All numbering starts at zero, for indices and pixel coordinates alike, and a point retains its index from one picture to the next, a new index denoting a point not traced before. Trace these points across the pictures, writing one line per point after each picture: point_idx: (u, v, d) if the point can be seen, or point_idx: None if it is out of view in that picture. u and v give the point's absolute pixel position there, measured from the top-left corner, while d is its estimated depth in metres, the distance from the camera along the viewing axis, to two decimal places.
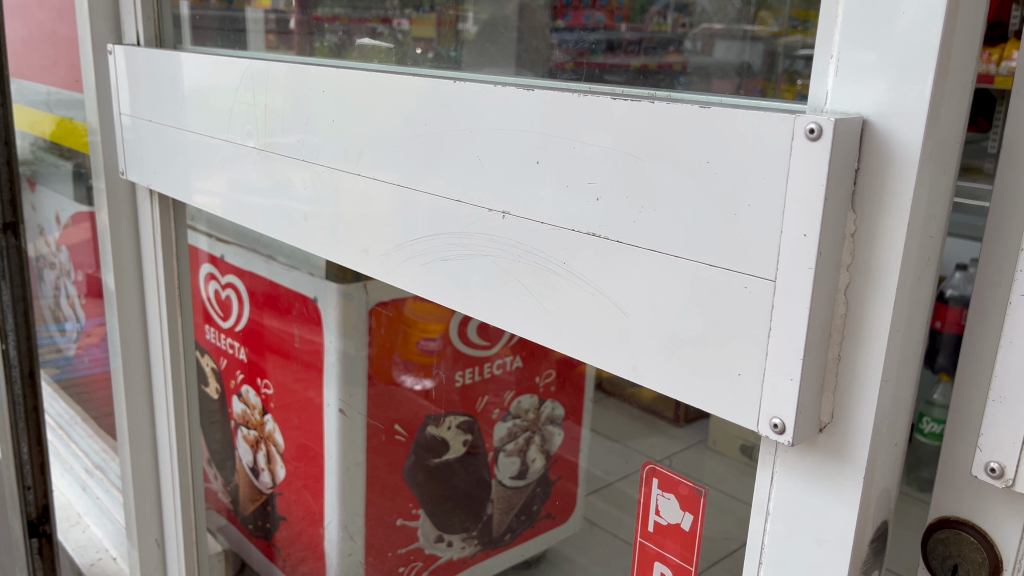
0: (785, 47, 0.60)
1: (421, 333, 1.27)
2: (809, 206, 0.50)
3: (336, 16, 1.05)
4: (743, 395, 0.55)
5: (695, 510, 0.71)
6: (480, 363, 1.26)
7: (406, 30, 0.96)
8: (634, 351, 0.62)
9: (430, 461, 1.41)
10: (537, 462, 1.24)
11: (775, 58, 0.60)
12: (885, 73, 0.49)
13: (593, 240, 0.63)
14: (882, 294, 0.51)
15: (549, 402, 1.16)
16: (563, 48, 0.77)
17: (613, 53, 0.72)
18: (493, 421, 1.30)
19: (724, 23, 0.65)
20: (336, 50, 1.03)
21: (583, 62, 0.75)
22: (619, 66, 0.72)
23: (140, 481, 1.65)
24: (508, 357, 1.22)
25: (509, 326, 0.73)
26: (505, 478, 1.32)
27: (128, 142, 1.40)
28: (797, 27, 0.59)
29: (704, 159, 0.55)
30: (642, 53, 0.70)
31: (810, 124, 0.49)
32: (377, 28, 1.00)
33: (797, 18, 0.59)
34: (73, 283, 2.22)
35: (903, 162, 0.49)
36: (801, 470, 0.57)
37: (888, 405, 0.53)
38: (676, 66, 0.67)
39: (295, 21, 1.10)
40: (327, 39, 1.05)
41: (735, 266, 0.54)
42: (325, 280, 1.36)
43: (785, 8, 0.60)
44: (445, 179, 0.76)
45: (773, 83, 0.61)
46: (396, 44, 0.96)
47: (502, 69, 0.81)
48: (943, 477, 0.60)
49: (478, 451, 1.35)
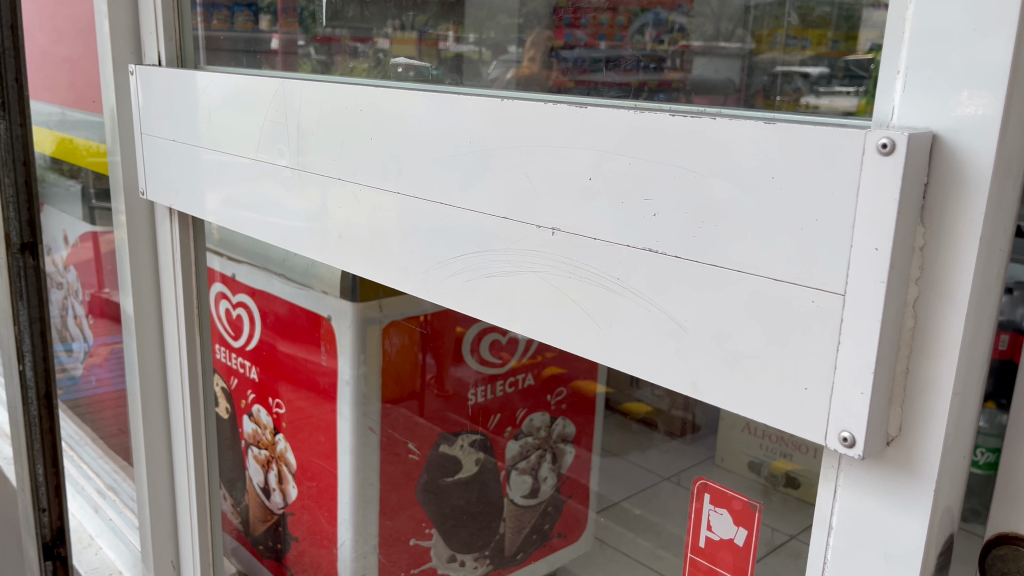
0: (786, 65, 0.60)
1: (427, 353, 1.29)
2: (881, 220, 0.50)
3: (342, 36, 1.06)
4: (809, 409, 0.55)
5: (749, 524, 0.71)
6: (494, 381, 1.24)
7: (388, 48, 1.00)
8: (693, 366, 0.62)
9: (442, 481, 1.41)
10: (550, 480, 1.27)
11: (775, 77, 0.61)
12: (957, 89, 0.50)
13: (650, 255, 0.63)
14: (953, 309, 0.51)
15: (561, 420, 1.21)
16: (565, 67, 0.78)
17: (613, 71, 0.73)
18: (504, 441, 1.29)
19: (703, 40, 0.67)
20: (320, 68, 1.07)
21: (585, 80, 0.76)
22: (622, 85, 0.71)
23: (156, 502, 1.63)
24: (522, 374, 1.22)
25: (558, 343, 0.72)
26: (516, 496, 1.34)
27: (148, 163, 1.40)
28: (796, 46, 0.60)
29: (768, 173, 0.55)
30: (640, 72, 0.71)
31: (883, 138, 0.49)
32: (359, 46, 1.04)
33: (795, 36, 0.60)
34: (81, 302, 2.21)
35: (971, 175, 0.49)
36: (867, 483, 0.56)
37: (956, 420, 0.53)
38: (675, 84, 0.67)
39: (278, 42, 1.15)
40: (309, 57, 1.10)
41: (802, 280, 0.54)
42: (340, 300, 1.34)
43: (782, 27, 0.61)
44: (490, 196, 0.75)
45: (774, 101, 0.61)
46: (377, 63, 1.01)
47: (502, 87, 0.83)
48: (1001, 493, 0.59)
49: (489, 470, 1.34)
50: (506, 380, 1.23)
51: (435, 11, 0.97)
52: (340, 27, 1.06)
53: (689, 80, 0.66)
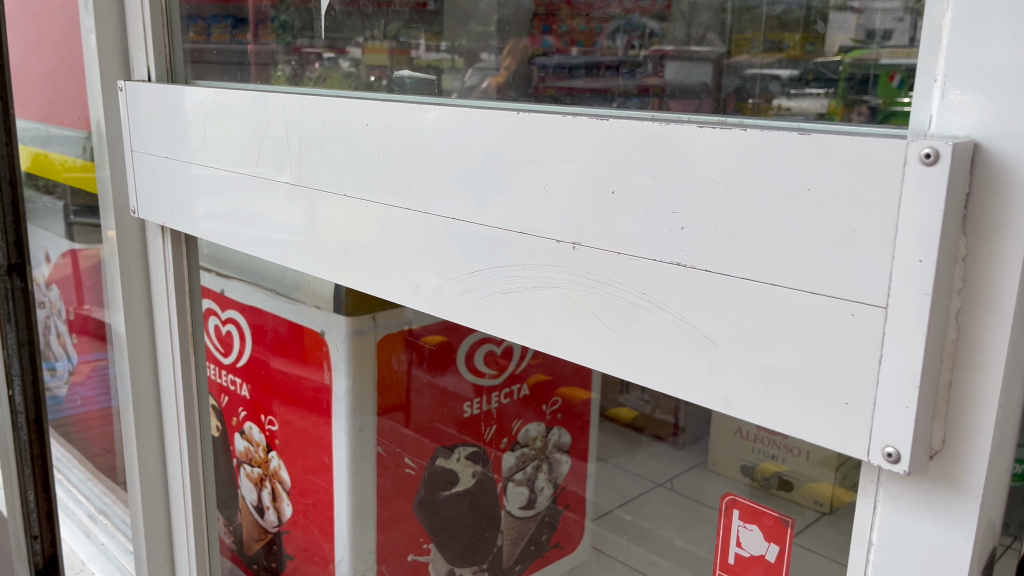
0: (759, 67, 0.65)
1: (414, 363, 1.27)
2: (926, 231, 0.49)
3: (318, 46, 1.07)
4: (851, 424, 0.54)
5: (780, 541, 0.70)
6: (486, 393, 1.25)
7: (360, 57, 1.00)
8: (725, 382, 0.60)
9: (441, 494, 1.39)
10: (547, 490, 1.29)
11: (747, 80, 0.65)
12: (1000, 97, 0.49)
13: (678, 270, 0.62)
14: (998, 321, 0.50)
15: (557, 430, 1.23)
16: (544, 74, 0.81)
17: (593, 79, 0.77)
18: (499, 454, 1.28)
19: (675, 45, 0.73)
20: (292, 79, 1.09)
21: (565, 87, 0.79)
22: (601, 90, 0.75)
23: (152, 527, 1.59)
24: (516, 386, 1.23)
25: (580, 359, 0.71)
26: (513, 508, 1.32)
27: (139, 179, 1.37)
28: (773, 48, 0.65)
29: (804, 185, 0.54)
30: (620, 78, 0.76)
31: (926, 149, 0.48)
32: (330, 56, 1.04)
33: (772, 41, 0.66)
34: (64, 321, 2.17)
35: (1013, 185, 0.48)
36: (909, 498, 0.55)
37: (1001, 433, 0.52)
38: (653, 89, 0.71)
39: (251, 53, 1.17)
40: (282, 69, 1.11)
41: (841, 293, 0.53)
42: (332, 314, 1.31)
43: (758, 33, 0.67)
44: (506, 211, 0.74)
45: (751, 105, 0.64)
46: (350, 73, 1.01)
47: (482, 96, 0.83)
48: None
49: (486, 483, 1.32)
50: (499, 392, 1.24)
51: (404, 19, 0.97)
52: (316, 40, 1.07)
53: (666, 85, 0.70)
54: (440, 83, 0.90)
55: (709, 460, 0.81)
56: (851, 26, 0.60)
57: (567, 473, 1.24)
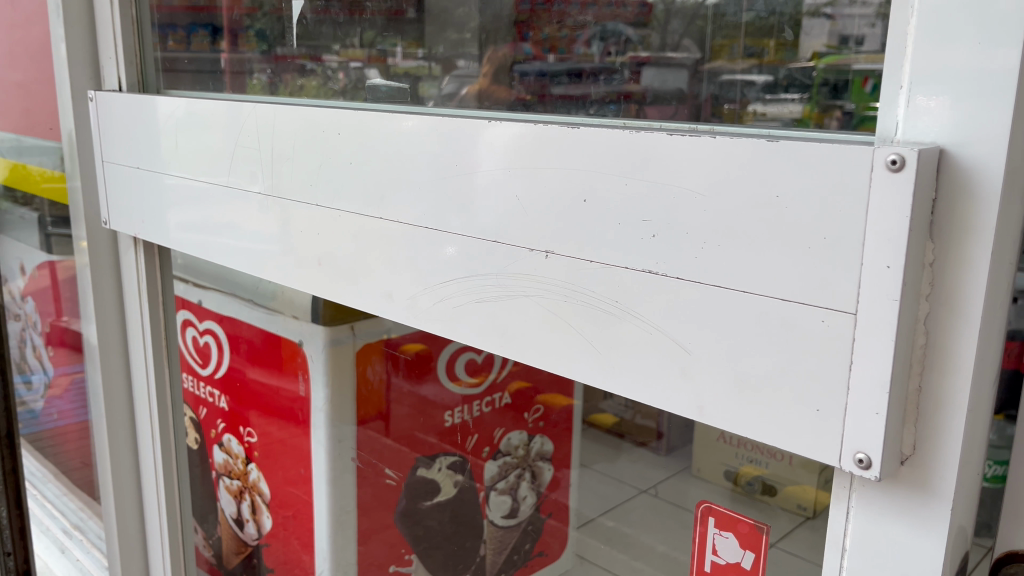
0: (733, 73, 0.68)
1: (395, 372, 1.26)
2: (893, 237, 0.49)
3: (298, 54, 1.08)
4: (822, 431, 0.54)
5: (756, 548, 0.69)
6: (468, 402, 1.23)
7: (335, 64, 1.03)
8: (698, 389, 0.60)
9: (421, 504, 1.36)
10: (530, 498, 1.28)
11: (727, 86, 0.67)
12: (965, 103, 0.49)
13: (650, 278, 0.61)
14: (965, 327, 0.50)
15: (538, 438, 1.22)
16: (525, 84, 0.83)
17: (575, 86, 0.78)
18: (482, 463, 1.26)
19: (655, 55, 0.77)
20: (268, 87, 1.09)
21: (546, 95, 0.80)
22: (582, 96, 0.77)
23: (127, 541, 1.57)
24: (498, 394, 1.21)
25: (554, 368, 0.71)
26: (496, 517, 1.31)
27: (110, 191, 1.35)
28: (753, 54, 0.67)
29: (773, 192, 0.54)
30: (598, 84, 0.77)
31: (892, 155, 0.48)
32: (306, 64, 1.06)
33: (751, 48, 0.68)
34: (39, 333, 2.14)
35: (981, 191, 0.49)
36: (882, 504, 0.55)
37: (970, 437, 0.52)
38: (635, 95, 0.74)
39: (226, 60, 1.16)
40: (256, 77, 1.12)
41: (812, 300, 0.53)
42: (312, 324, 1.30)
43: (738, 41, 0.70)
44: (479, 219, 0.73)
45: (735, 112, 0.64)
46: (327, 79, 1.03)
47: (463, 103, 0.83)
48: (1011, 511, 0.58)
49: (468, 492, 1.30)
50: (481, 400, 1.23)
51: (389, 30, 1.02)
52: (295, 47, 1.08)
53: (648, 92, 0.73)
54: (418, 90, 0.93)
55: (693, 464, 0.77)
56: (826, 32, 0.60)
57: (551, 482, 1.22)
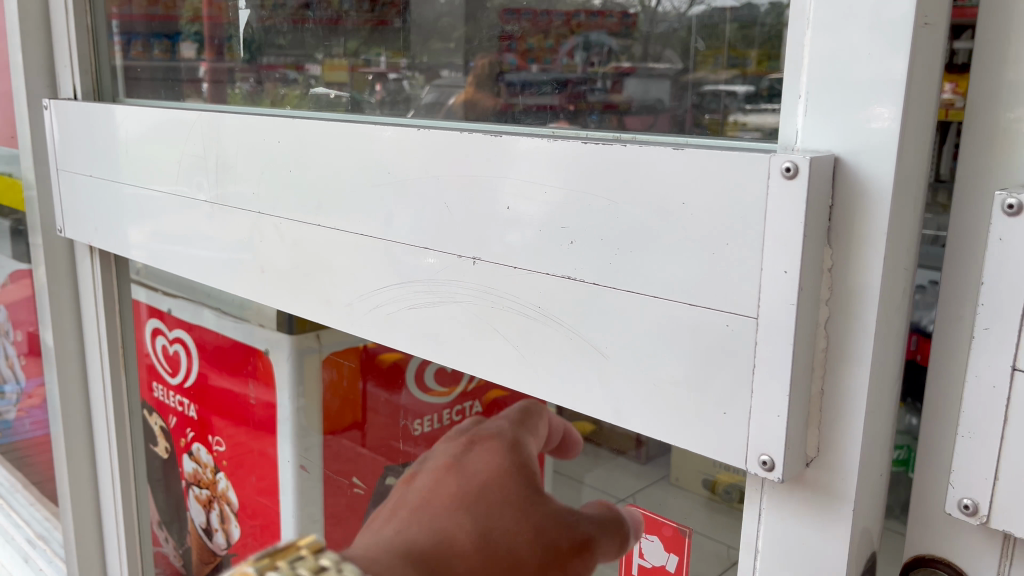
0: (717, 86, 0.62)
1: (368, 379, 1.19)
2: (790, 242, 0.50)
3: (280, 64, 1.03)
4: (728, 434, 0.55)
5: (678, 550, 0.72)
6: (439, 411, 1.12)
7: (317, 75, 0.98)
8: (615, 394, 0.61)
9: None
10: None
11: (706, 98, 0.63)
12: (855, 109, 0.50)
13: (568, 284, 0.62)
14: (863, 329, 0.51)
15: None
16: (511, 90, 0.79)
17: (558, 95, 0.74)
18: None
19: (635, 63, 0.70)
20: (250, 96, 1.05)
21: (530, 104, 0.76)
22: (565, 107, 0.73)
23: (84, 548, 1.58)
24: (469, 405, 1.09)
25: (480, 373, 0.72)
26: None
27: (65, 200, 1.35)
28: (739, 66, 0.60)
29: (679, 199, 0.55)
30: (582, 93, 0.73)
31: (786, 162, 0.49)
32: (289, 75, 1.02)
33: (736, 57, 0.61)
34: (11, 342, 2.13)
35: (873, 199, 0.50)
36: (791, 504, 0.56)
37: (871, 438, 0.53)
38: (618, 105, 0.70)
39: (204, 70, 1.13)
40: (238, 86, 1.08)
41: (716, 305, 0.54)
42: (276, 333, 1.30)
43: (723, 48, 0.62)
44: (410, 227, 0.75)
45: (719, 122, 0.61)
46: (308, 89, 0.99)
47: (449, 117, 0.81)
48: (916, 515, 0.59)
49: None
50: (451, 411, 1.11)
51: (363, 35, 0.95)
52: (280, 55, 1.03)
53: (631, 102, 0.68)
54: (400, 99, 0.89)
55: (672, 474, 0.71)
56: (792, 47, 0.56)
57: None
